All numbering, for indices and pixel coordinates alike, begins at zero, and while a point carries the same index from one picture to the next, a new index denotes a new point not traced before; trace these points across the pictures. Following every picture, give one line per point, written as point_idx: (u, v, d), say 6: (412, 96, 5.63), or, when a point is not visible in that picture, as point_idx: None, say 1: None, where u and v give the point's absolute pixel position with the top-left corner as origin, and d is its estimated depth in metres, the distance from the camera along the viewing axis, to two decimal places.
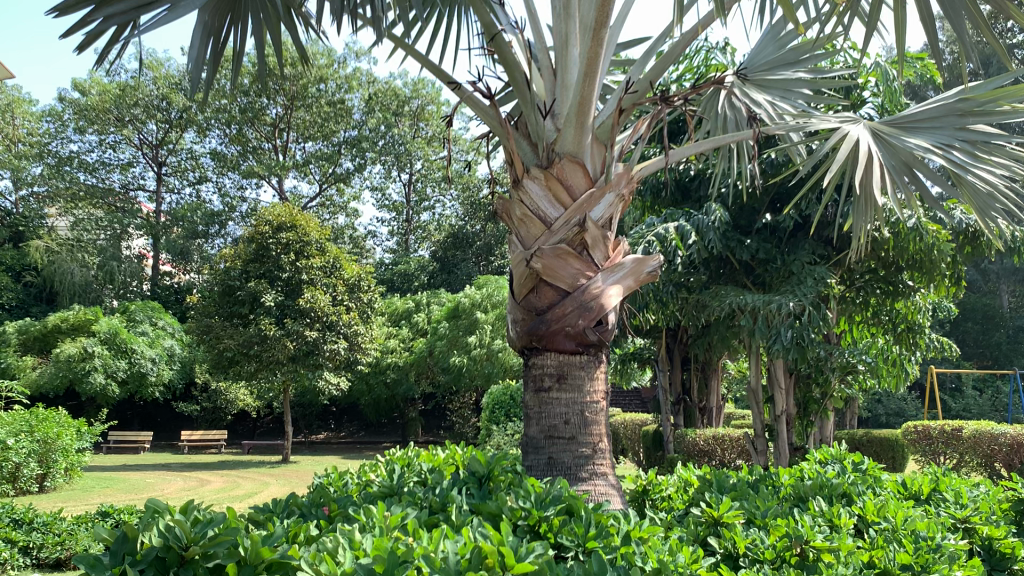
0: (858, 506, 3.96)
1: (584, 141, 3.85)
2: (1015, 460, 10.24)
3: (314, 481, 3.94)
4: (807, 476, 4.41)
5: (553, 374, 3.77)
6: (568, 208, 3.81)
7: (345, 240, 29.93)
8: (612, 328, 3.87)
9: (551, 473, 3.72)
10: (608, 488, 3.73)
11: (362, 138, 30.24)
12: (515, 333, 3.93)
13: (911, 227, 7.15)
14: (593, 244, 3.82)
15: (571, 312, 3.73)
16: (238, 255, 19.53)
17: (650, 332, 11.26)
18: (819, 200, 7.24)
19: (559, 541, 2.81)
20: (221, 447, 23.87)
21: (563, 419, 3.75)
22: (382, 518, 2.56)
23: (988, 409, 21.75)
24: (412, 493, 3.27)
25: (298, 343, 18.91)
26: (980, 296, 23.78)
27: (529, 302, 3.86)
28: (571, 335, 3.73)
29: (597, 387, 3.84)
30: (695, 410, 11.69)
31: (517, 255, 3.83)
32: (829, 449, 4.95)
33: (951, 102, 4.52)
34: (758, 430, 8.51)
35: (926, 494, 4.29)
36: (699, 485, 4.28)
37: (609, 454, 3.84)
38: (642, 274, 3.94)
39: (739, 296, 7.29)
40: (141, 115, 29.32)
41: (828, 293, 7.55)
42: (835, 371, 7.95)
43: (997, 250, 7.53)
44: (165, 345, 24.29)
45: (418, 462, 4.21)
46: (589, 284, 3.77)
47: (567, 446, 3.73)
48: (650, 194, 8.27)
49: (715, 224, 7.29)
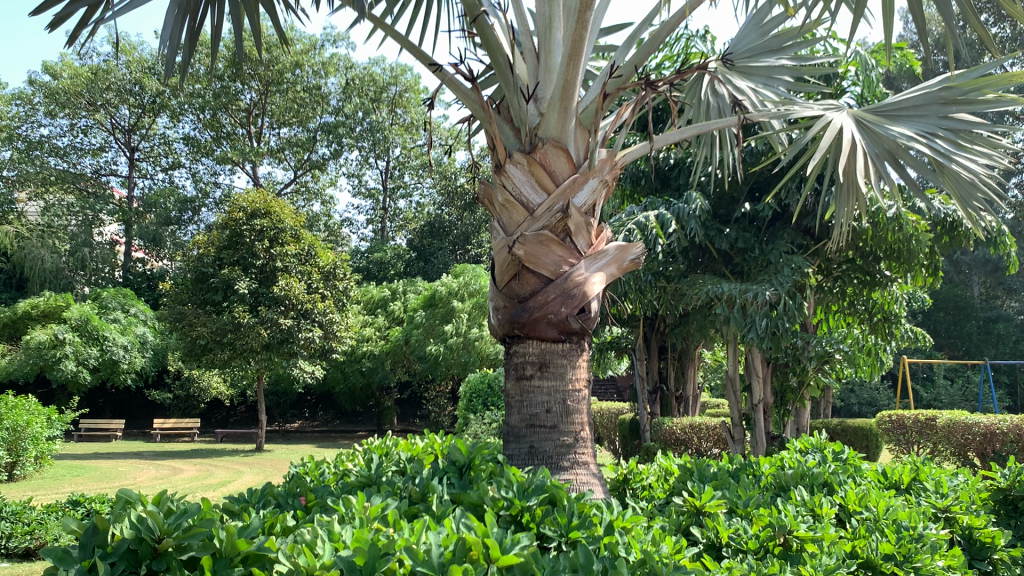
0: (840, 495, 3.94)
1: (567, 126, 3.79)
2: (988, 450, 10.33)
3: (289, 470, 3.88)
4: (788, 465, 4.39)
5: (535, 363, 3.72)
6: (551, 194, 3.76)
7: (321, 228, 29.78)
8: (595, 315, 3.82)
9: (532, 463, 3.67)
10: (590, 478, 3.68)
11: (339, 125, 29.98)
12: (497, 320, 3.87)
13: (889, 217, 7.14)
14: (576, 231, 3.77)
15: (554, 299, 3.68)
16: (211, 242, 19.35)
17: (628, 321, 11.23)
18: (799, 189, 7.22)
19: (542, 532, 2.75)
20: (194, 435, 23.69)
21: (545, 408, 3.71)
22: (363, 508, 2.49)
23: (959, 398, 22.00)
24: (391, 483, 3.21)
25: (272, 332, 18.76)
26: (952, 287, 24.01)
27: (510, 289, 3.80)
28: (554, 323, 3.68)
29: (578, 376, 3.79)
30: (671, 399, 11.71)
31: (499, 242, 3.78)
32: (809, 438, 4.93)
33: (934, 90, 4.49)
34: (734, 419, 8.51)
35: (906, 483, 4.27)
36: (679, 474, 4.25)
37: (590, 443, 3.79)
38: (625, 262, 3.89)
39: (716, 285, 7.24)
40: (114, 100, 28.94)
41: (806, 283, 7.53)
42: (812, 361, 7.94)
43: (974, 240, 7.56)
44: (138, 333, 24.04)
45: (397, 451, 4.15)
46: (572, 271, 3.71)
47: (547, 435, 3.68)
48: (630, 182, 8.23)
49: (695, 213, 7.25)
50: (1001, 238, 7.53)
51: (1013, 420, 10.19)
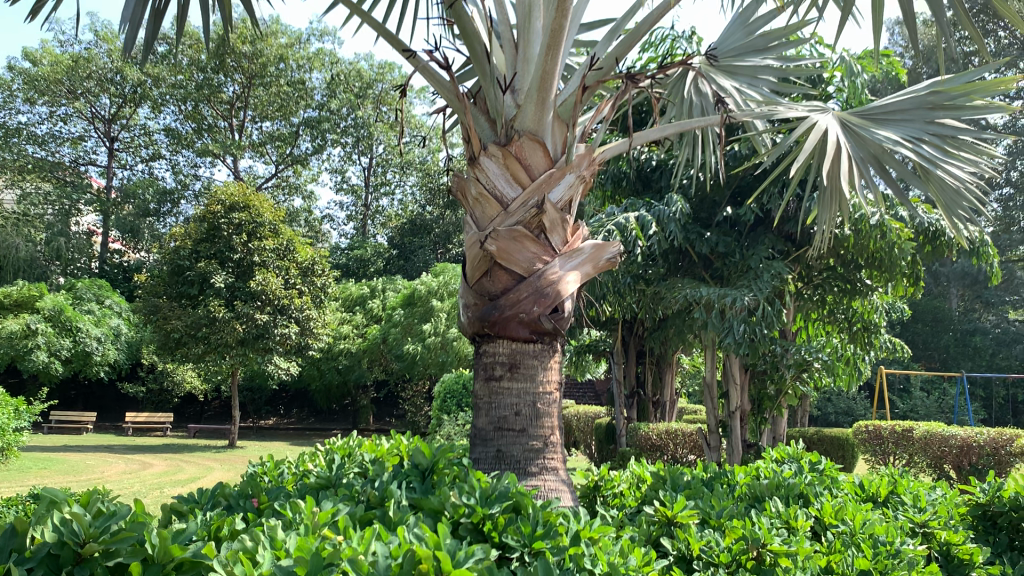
0: (815, 507, 3.83)
1: (544, 119, 3.65)
2: (964, 462, 10.28)
3: (246, 469, 3.74)
4: (764, 475, 4.27)
5: (505, 363, 3.59)
6: (526, 189, 3.62)
7: (301, 223, 29.58)
8: (569, 316, 3.68)
9: (499, 468, 3.53)
10: (559, 484, 3.55)
11: (323, 120, 29.85)
12: (467, 319, 3.73)
13: (872, 224, 7.05)
14: (551, 228, 3.63)
15: (526, 297, 3.54)
16: (188, 234, 19.11)
17: (606, 324, 11.12)
18: (781, 195, 7.12)
19: (504, 541, 2.63)
20: (166, 430, 23.40)
21: (514, 411, 3.57)
22: (315, 511, 2.35)
23: (934, 410, 22.06)
24: (349, 486, 3.08)
25: (247, 327, 18.54)
26: (930, 299, 24.10)
27: (481, 286, 3.66)
28: (525, 322, 3.54)
29: (550, 378, 3.65)
30: (649, 404, 11.60)
31: (471, 237, 3.63)
32: (786, 447, 4.82)
33: (921, 94, 4.39)
34: (711, 426, 8.40)
35: (883, 496, 4.17)
36: (652, 482, 4.12)
37: (561, 448, 3.66)
38: (601, 261, 3.75)
39: (695, 289, 7.13)
40: (95, 89, 28.60)
41: (786, 289, 7.44)
42: (790, 369, 7.84)
43: (956, 250, 7.49)
44: (112, 324, 23.74)
45: (360, 452, 4.01)
46: (545, 269, 3.58)
47: (516, 438, 3.54)
48: (611, 183, 8.11)
49: (676, 216, 7.14)
50: (983, 250, 7.47)
51: (990, 433, 10.15)
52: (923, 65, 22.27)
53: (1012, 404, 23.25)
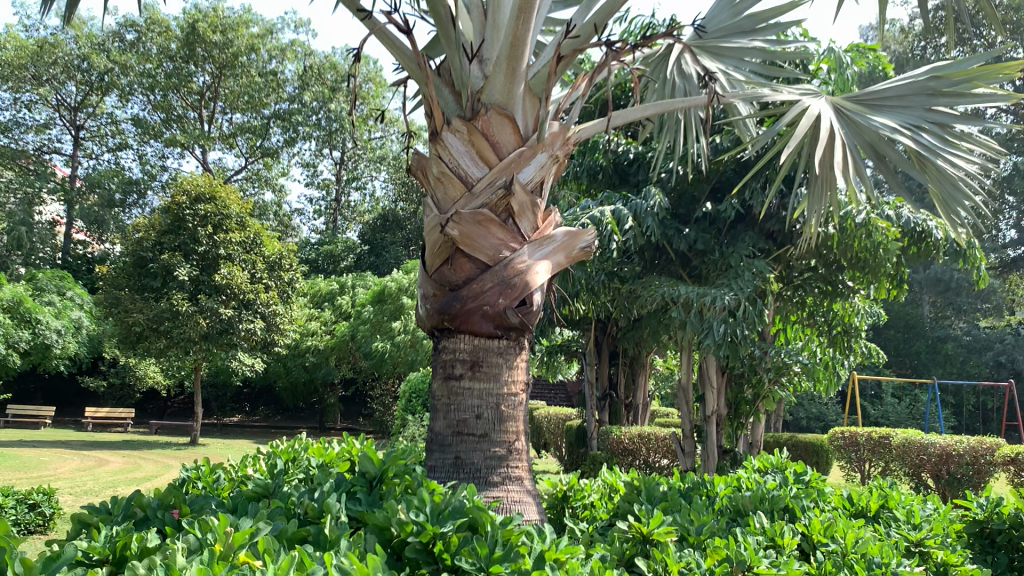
0: (803, 522, 3.53)
1: (515, 91, 3.30)
2: (942, 471, 10.06)
3: (177, 477, 3.42)
4: (746, 486, 3.95)
5: (466, 361, 3.24)
6: (493, 169, 3.28)
7: (271, 217, 29.06)
8: (537, 310, 3.33)
9: (457, 477, 3.19)
10: (523, 495, 3.22)
11: (294, 112, 29.44)
12: (425, 310, 3.37)
13: (857, 223, 6.78)
14: (520, 212, 3.29)
15: (490, 288, 3.20)
16: (152, 225, 18.44)
17: (579, 323, 10.80)
18: (764, 190, 6.82)
19: (457, 565, 2.28)
20: (127, 426, 22.82)
21: (475, 413, 3.22)
22: (232, 528, 2.02)
23: (905, 416, 21.97)
24: (285, 497, 2.74)
25: (211, 321, 18.08)
26: (902, 305, 24.03)
27: (441, 275, 3.30)
28: (489, 315, 3.20)
29: (516, 378, 3.31)
30: (621, 407, 11.29)
31: (432, 220, 3.29)
32: (768, 456, 4.50)
33: (920, 80, 4.05)
34: (686, 430, 8.06)
35: (874, 511, 3.86)
36: (625, 492, 3.79)
37: (526, 456, 3.33)
38: (575, 250, 3.41)
39: (672, 287, 6.82)
40: (61, 76, 27.82)
41: (767, 289, 7.16)
42: (769, 373, 7.55)
43: (941, 252, 7.24)
44: (73, 317, 23.14)
45: (307, 457, 3.67)
46: (512, 257, 3.24)
47: (475, 445, 3.20)
48: (586, 176, 7.79)
49: (653, 209, 6.82)
50: (969, 252, 7.24)
51: (969, 441, 9.94)
52: (899, 70, 22.21)
53: (982, 412, 23.23)
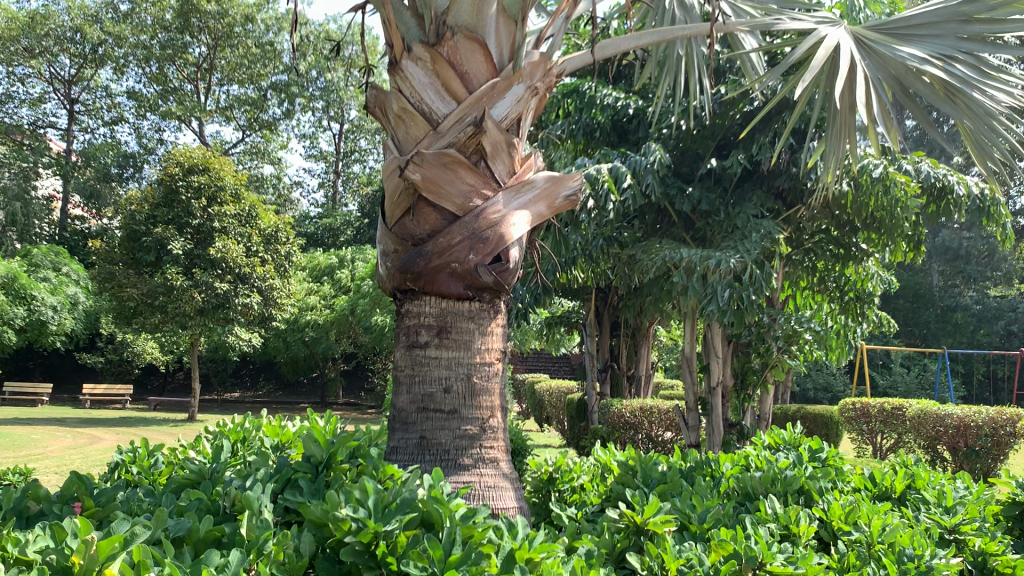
0: (820, 506, 3.12)
1: (484, 10, 2.87)
2: (960, 443, 9.60)
3: (107, 465, 3.05)
4: (755, 466, 3.53)
5: (432, 327, 2.81)
6: (462, 103, 2.83)
7: (270, 190, 28.57)
8: (515, 268, 2.88)
9: (421, 460, 2.75)
10: (499, 480, 2.78)
11: (292, 83, 28.77)
12: (386, 270, 2.92)
13: (873, 178, 6.29)
14: (494, 154, 2.84)
15: (460, 242, 2.74)
16: (145, 198, 17.95)
17: (579, 293, 10.34)
18: (773, 144, 6.33)
19: (403, 570, 1.86)
20: (125, 402, 22.53)
21: (442, 387, 2.78)
22: (108, 542, 1.61)
23: (915, 386, 21.54)
24: (210, 488, 2.33)
25: (207, 296, 17.65)
26: (910, 274, 23.52)
27: (402, 228, 2.86)
28: (458, 274, 2.76)
29: (489, 346, 2.87)
30: (622, 378, 10.88)
31: (392, 162, 2.84)
32: (780, 431, 4.07)
33: (952, 4, 3.55)
34: (689, 403, 7.61)
35: (900, 493, 3.44)
36: (619, 473, 3.38)
37: (503, 437, 2.90)
38: (558, 199, 2.95)
39: (673, 251, 6.34)
40: (54, 48, 27.29)
41: (776, 252, 6.69)
42: (778, 341, 7.10)
43: (963, 210, 6.76)
44: (68, 293, 22.80)
45: (259, 437, 3.26)
46: (484, 207, 2.79)
47: (443, 424, 2.77)
48: (583, 134, 7.29)
49: (654, 166, 6.36)
50: (993, 209, 6.78)
51: (987, 411, 9.48)
52: None
53: (992, 381, 22.81)
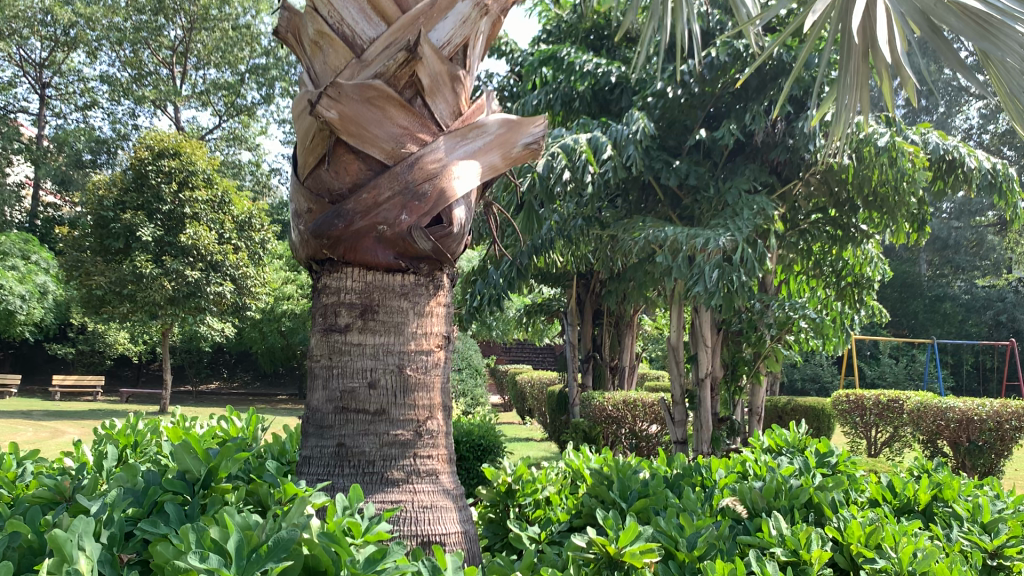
0: (835, 525, 2.57)
1: None
2: (962, 438, 9.11)
3: None
4: (755, 474, 2.99)
5: (356, 307, 2.24)
6: (393, 25, 2.25)
7: (248, 178, 27.82)
8: (458, 233, 2.30)
9: (338, 475, 2.18)
10: (438, 501, 2.21)
11: (271, 67, 27.86)
12: (297, 234, 2.33)
13: (878, 148, 5.76)
14: (433, 88, 2.27)
15: (388, 198, 2.16)
16: (113, 182, 17.18)
17: (560, 279, 9.81)
18: (767, 111, 5.79)
19: None
20: (97, 394, 21.89)
21: (366, 382, 2.20)
22: None
23: (904, 376, 21.11)
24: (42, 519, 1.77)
25: (177, 285, 16.96)
26: (899, 262, 23.06)
27: (316, 181, 2.27)
28: (386, 238, 2.19)
29: (427, 330, 2.30)
30: (605, 369, 10.26)
31: (304, 96, 2.26)
32: (783, 433, 3.53)
33: None
34: (676, 396, 7.05)
35: (925, 506, 2.90)
36: (592, 482, 2.82)
37: (446, 444, 2.33)
38: (514, 148, 2.38)
39: (658, 229, 5.78)
40: (24, 31, 26.61)
41: (770, 230, 6.13)
42: (772, 329, 6.55)
43: (971, 186, 6.26)
44: (38, 282, 22.03)
45: (155, 446, 2.67)
46: (420, 153, 2.21)
47: (365, 430, 2.19)
48: (562, 103, 6.71)
49: (636, 136, 5.80)
50: (1006, 186, 6.23)
51: (991, 405, 8.97)
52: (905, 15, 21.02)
53: (982, 372, 22.39)
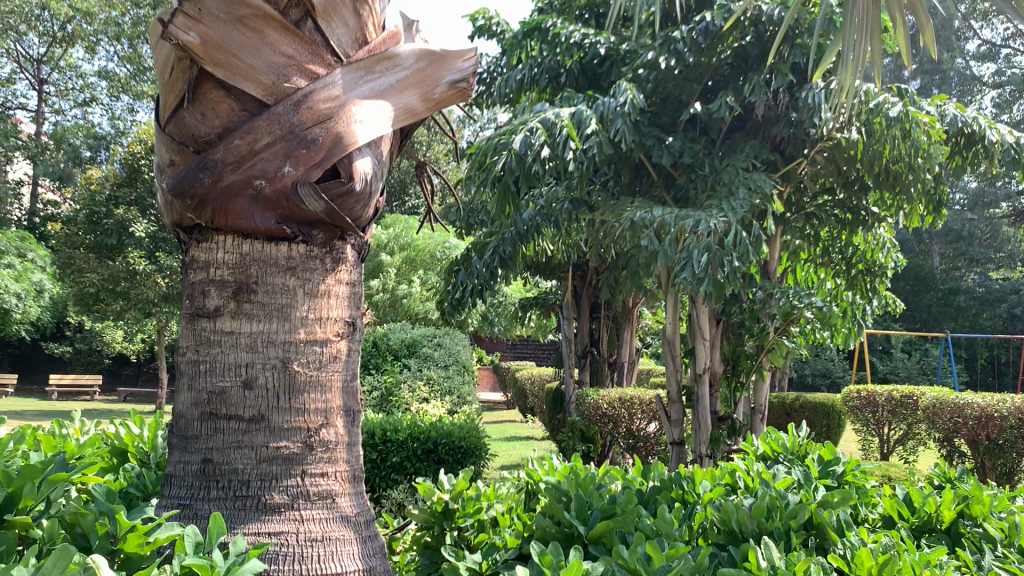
0: (841, 554, 2.10)
1: None
2: (980, 436, 8.59)
3: None
4: (744, 487, 2.50)
5: (229, 286, 1.77)
6: None
7: None
8: (359, 191, 1.83)
9: (204, 499, 1.72)
10: (330, 528, 1.75)
11: None
12: (161, 195, 1.86)
13: (889, 119, 5.28)
14: (327, 8, 1.81)
15: (264, 144, 1.70)
16: (105, 177, 16.70)
17: (555, 270, 9.36)
18: (769, 82, 5.29)
19: None
20: (94, 394, 21.51)
21: (241, 378, 1.73)
22: None
23: (917, 371, 20.58)
24: None
25: (171, 281, 16.51)
26: (911, 254, 22.42)
27: (179, 125, 1.79)
28: (261, 196, 1.72)
29: (322, 313, 1.83)
30: (604, 365, 9.73)
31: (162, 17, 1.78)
32: (782, 436, 3.03)
33: None
34: (673, 393, 6.57)
35: (950, 525, 2.42)
36: (545, 498, 2.35)
37: (349, 456, 1.85)
38: (435, 86, 1.90)
39: (645, 211, 5.33)
40: (21, 26, 26.25)
41: (772, 211, 5.63)
42: (776, 320, 6.05)
43: (991, 163, 5.77)
44: (34, 280, 21.61)
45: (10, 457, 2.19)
46: (309, 89, 1.74)
47: (238, 441, 1.72)
48: (549, 79, 6.24)
49: (624, 109, 5.29)
50: None
51: (1010, 400, 8.46)
52: None
53: (996, 366, 21.76)
